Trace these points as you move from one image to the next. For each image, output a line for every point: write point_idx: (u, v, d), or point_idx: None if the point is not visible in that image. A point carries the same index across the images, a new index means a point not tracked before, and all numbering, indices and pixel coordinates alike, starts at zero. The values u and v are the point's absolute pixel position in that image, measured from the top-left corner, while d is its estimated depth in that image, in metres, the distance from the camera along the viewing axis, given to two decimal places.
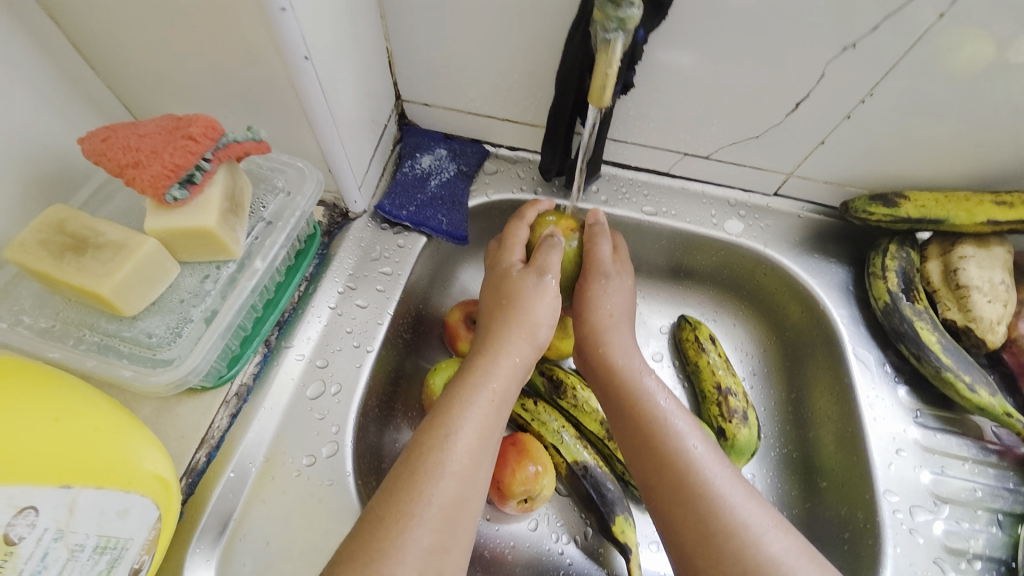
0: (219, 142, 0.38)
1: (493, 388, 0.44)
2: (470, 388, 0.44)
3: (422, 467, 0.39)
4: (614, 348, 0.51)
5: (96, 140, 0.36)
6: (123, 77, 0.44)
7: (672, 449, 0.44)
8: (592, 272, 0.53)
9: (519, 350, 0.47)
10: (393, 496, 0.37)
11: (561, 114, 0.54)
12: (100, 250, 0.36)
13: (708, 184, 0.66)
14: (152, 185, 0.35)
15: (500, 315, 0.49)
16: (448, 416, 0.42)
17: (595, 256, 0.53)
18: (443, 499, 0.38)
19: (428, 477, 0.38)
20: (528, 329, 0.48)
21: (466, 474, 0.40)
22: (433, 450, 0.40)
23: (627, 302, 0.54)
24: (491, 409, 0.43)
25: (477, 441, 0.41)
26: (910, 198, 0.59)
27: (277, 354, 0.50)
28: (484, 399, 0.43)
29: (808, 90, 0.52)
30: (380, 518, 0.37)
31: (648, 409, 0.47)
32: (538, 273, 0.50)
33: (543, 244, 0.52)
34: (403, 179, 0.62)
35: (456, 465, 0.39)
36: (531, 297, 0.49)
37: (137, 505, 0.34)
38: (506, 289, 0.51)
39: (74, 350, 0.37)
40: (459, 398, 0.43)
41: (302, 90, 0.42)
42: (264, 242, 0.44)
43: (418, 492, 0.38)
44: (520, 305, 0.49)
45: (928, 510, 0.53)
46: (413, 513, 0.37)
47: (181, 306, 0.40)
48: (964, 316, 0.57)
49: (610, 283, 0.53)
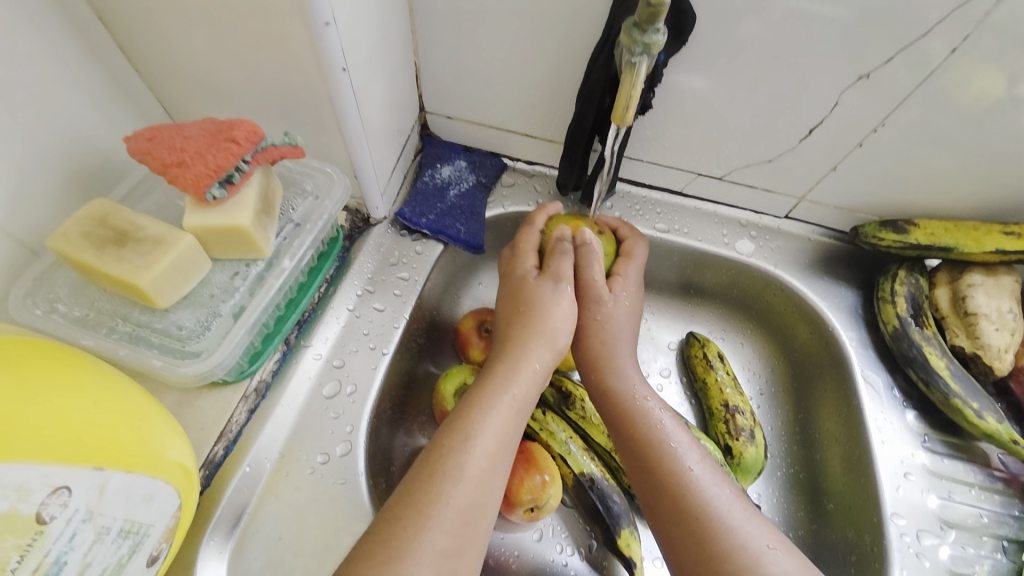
0: (258, 146, 0.40)
1: (513, 394, 0.45)
2: (490, 393, 0.44)
3: (440, 469, 0.39)
4: (619, 365, 0.51)
5: (142, 139, 0.38)
6: (166, 79, 0.46)
7: (675, 467, 0.45)
8: (586, 297, 0.54)
9: (538, 355, 0.48)
10: (411, 497, 0.38)
11: (581, 131, 0.56)
12: (139, 244, 0.37)
13: (721, 204, 0.68)
14: (194, 184, 0.37)
15: (517, 322, 0.50)
16: (468, 421, 0.42)
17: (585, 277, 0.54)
18: (459, 502, 0.39)
19: (446, 480, 0.39)
20: (547, 335, 0.49)
21: (484, 479, 0.40)
22: (450, 453, 0.40)
23: (627, 323, 0.54)
24: (511, 415, 0.44)
25: (495, 445, 0.42)
26: (919, 225, 0.60)
27: (295, 352, 0.51)
28: (504, 405, 0.44)
29: (821, 117, 0.54)
30: (397, 517, 0.37)
31: (652, 425, 0.47)
32: (553, 282, 0.52)
33: (555, 248, 0.54)
34: (423, 188, 0.64)
35: (473, 469, 0.40)
36: (548, 302, 0.51)
37: (161, 492, 0.34)
38: (522, 296, 0.52)
39: (106, 339, 0.38)
40: (479, 402, 0.44)
41: (337, 100, 0.44)
42: (292, 243, 0.45)
43: (435, 494, 0.38)
44: (540, 310, 0.50)
45: (935, 535, 0.53)
46: (429, 514, 0.37)
47: (211, 301, 0.41)
48: (972, 343, 0.58)
49: (604, 308, 0.53)
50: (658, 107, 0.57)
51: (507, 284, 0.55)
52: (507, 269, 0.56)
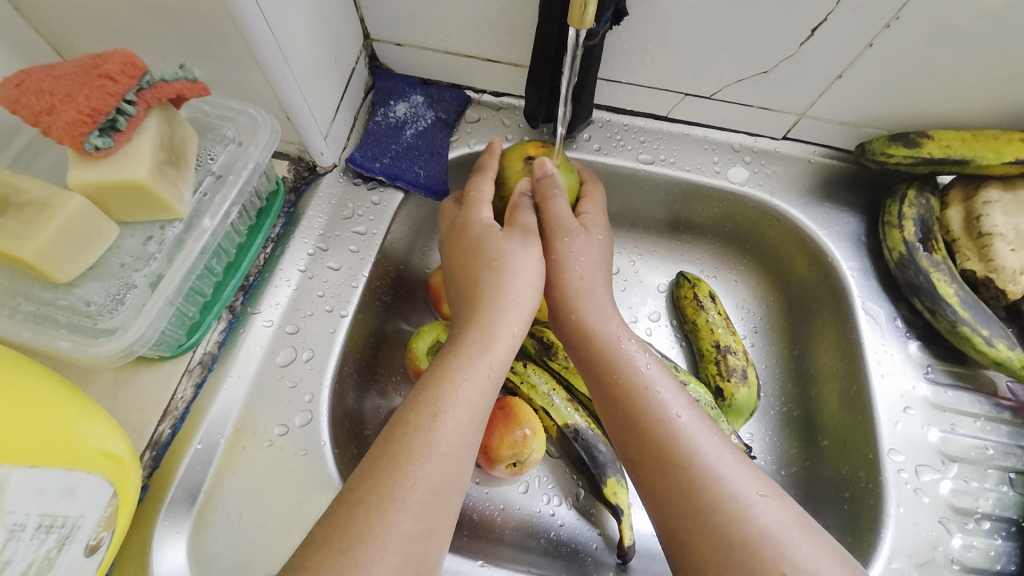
0: (143, 82, 0.33)
1: (490, 360, 0.41)
2: (463, 360, 0.41)
3: (406, 448, 0.36)
4: (588, 314, 0.47)
5: (8, 84, 0.32)
6: (40, 11, 0.39)
7: (655, 418, 0.41)
8: (552, 232, 0.50)
9: (513, 318, 0.44)
10: (373, 480, 0.35)
11: (547, 47, 0.49)
12: (20, 210, 0.32)
13: (711, 128, 0.61)
14: (68, 133, 0.31)
15: (482, 279, 0.46)
16: (436, 395, 0.38)
17: (551, 213, 0.50)
18: (427, 483, 0.35)
19: (412, 460, 0.35)
20: (519, 295, 0.45)
21: (455, 457, 0.37)
22: (417, 429, 0.37)
23: (597, 260, 0.50)
24: (487, 384, 0.40)
25: (468, 417, 0.39)
26: (933, 137, 0.53)
27: (243, 320, 0.47)
28: (478, 372, 0.40)
29: (827, 13, 0.46)
30: (359, 501, 0.34)
31: (629, 378, 0.43)
32: (523, 237, 0.48)
33: (517, 204, 0.50)
34: (376, 129, 0.57)
35: (443, 447, 0.37)
36: (518, 261, 0.46)
37: (84, 483, 0.32)
38: (490, 250, 0.47)
39: (8, 320, 0.34)
40: (447, 372, 0.40)
41: (242, 23, 0.37)
42: (213, 199, 0.39)
43: (399, 475, 0.35)
44: (511, 267, 0.46)
45: (935, 469, 0.50)
46: (395, 497, 0.34)
47: (122, 271, 0.36)
48: (985, 266, 0.53)
49: (575, 241, 0.50)
50: (635, 15, 0.49)
51: (459, 241, 0.49)
52: (457, 223, 0.50)
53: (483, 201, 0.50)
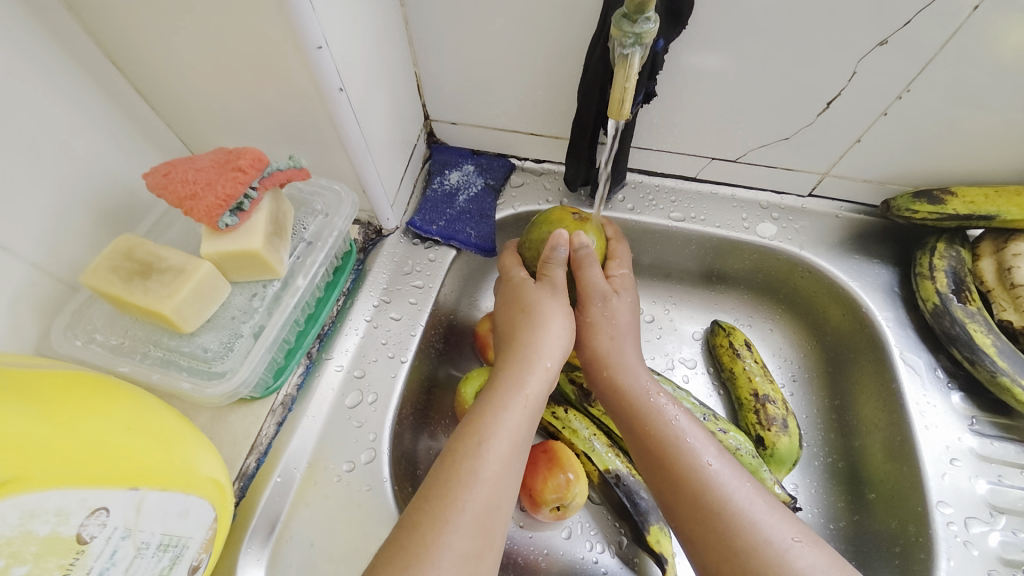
0: (265, 172, 0.42)
1: (525, 394, 0.45)
2: (503, 394, 0.44)
3: (457, 474, 0.40)
4: (619, 369, 0.50)
5: (158, 175, 0.40)
6: (180, 116, 0.49)
7: (687, 467, 0.43)
8: (587, 300, 0.52)
9: (547, 353, 0.48)
10: (429, 504, 0.39)
11: (585, 126, 0.55)
12: (162, 274, 0.40)
13: (737, 187, 0.65)
14: (207, 214, 0.39)
15: (522, 323, 0.50)
16: (481, 424, 0.42)
17: (585, 282, 0.52)
18: (475, 507, 0.39)
19: (462, 485, 0.39)
20: (557, 341, 0.49)
21: (498, 484, 0.40)
22: (466, 456, 0.41)
23: (630, 320, 0.53)
24: (524, 416, 0.44)
25: (508, 448, 0.42)
26: (957, 194, 0.56)
27: (318, 365, 0.53)
28: (516, 405, 0.44)
29: (838, 89, 0.51)
30: (416, 524, 0.38)
31: (658, 428, 0.46)
32: (551, 289, 0.51)
33: (548, 259, 0.52)
34: (433, 196, 0.65)
35: (488, 473, 0.40)
36: (550, 313, 0.50)
37: (196, 506, 0.37)
38: (523, 300, 0.51)
39: (141, 364, 0.42)
40: (492, 404, 0.44)
41: (338, 120, 0.45)
42: (305, 262, 0.47)
43: (451, 500, 0.38)
44: (545, 317, 0.49)
45: (985, 522, 0.49)
46: (447, 520, 0.38)
47: (232, 322, 0.43)
48: (1022, 317, 0.53)
49: (609, 304, 0.52)
50: (663, 94, 0.56)
51: (504, 296, 0.54)
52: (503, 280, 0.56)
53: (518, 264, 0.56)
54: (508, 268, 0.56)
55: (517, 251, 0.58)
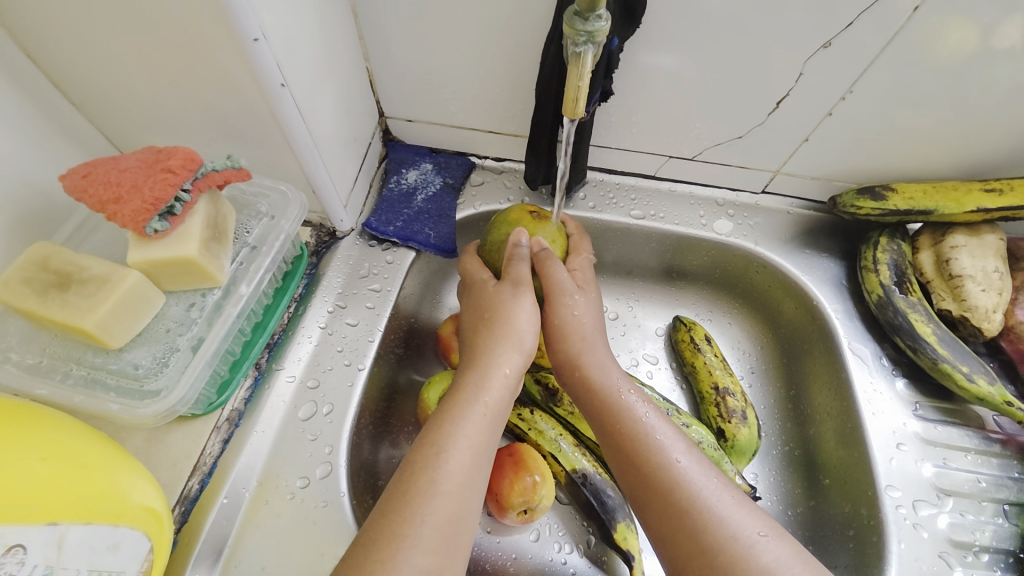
0: (199, 173, 0.39)
1: (485, 402, 0.44)
2: (462, 403, 0.43)
3: (417, 485, 0.38)
4: (591, 366, 0.49)
5: (76, 176, 0.36)
6: (104, 111, 0.45)
7: (657, 464, 0.43)
8: (552, 293, 0.51)
9: (507, 360, 0.47)
10: (388, 518, 0.37)
11: (543, 123, 0.54)
12: (84, 285, 0.36)
13: (695, 185, 0.66)
14: (133, 219, 0.36)
15: (483, 330, 0.49)
16: (441, 433, 0.41)
17: (550, 277, 0.51)
18: (436, 519, 0.37)
19: (421, 496, 0.38)
20: (515, 340, 0.48)
21: (460, 494, 0.39)
22: (426, 469, 0.39)
23: (596, 318, 0.53)
24: (485, 424, 0.43)
25: (470, 457, 0.41)
26: (897, 190, 0.58)
27: (268, 376, 0.50)
28: (477, 414, 0.43)
29: (788, 89, 0.52)
30: (375, 539, 0.36)
31: (629, 426, 0.46)
32: (514, 288, 0.50)
33: (511, 255, 0.51)
34: (389, 195, 0.62)
35: (448, 485, 0.39)
36: (512, 311, 0.49)
37: (128, 538, 0.34)
38: (488, 303, 0.50)
39: (62, 385, 0.38)
40: (452, 413, 0.42)
41: (281, 117, 0.43)
42: (249, 267, 0.44)
43: (411, 513, 0.37)
44: (507, 318, 0.49)
45: (932, 504, 0.52)
46: (406, 534, 0.36)
47: (167, 336, 0.40)
48: (959, 306, 0.56)
49: (574, 303, 0.51)
50: (620, 92, 0.56)
51: (469, 300, 0.53)
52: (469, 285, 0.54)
53: (479, 267, 0.54)
54: (472, 270, 0.54)
55: (478, 256, 0.57)
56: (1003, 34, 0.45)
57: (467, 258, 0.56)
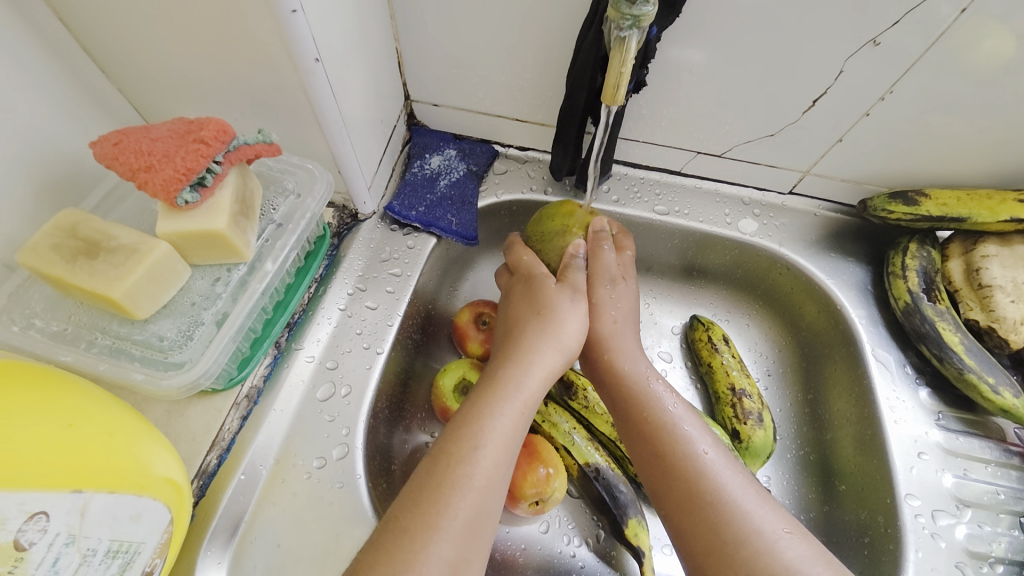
0: (230, 145, 0.38)
1: (524, 399, 0.43)
2: (499, 396, 0.43)
3: (448, 477, 0.38)
4: (620, 355, 0.49)
5: (107, 143, 0.36)
6: (136, 81, 0.45)
7: (682, 456, 0.43)
8: (598, 277, 0.52)
9: (549, 360, 0.46)
10: (415, 507, 0.37)
11: (572, 113, 0.53)
12: (112, 254, 0.36)
13: (721, 182, 0.65)
14: (163, 189, 0.35)
15: (531, 324, 0.48)
16: (475, 426, 0.41)
17: (600, 262, 0.52)
18: (467, 512, 0.37)
19: (452, 489, 0.37)
20: (561, 341, 0.47)
21: (490, 488, 0.39)
22: (459, 461, 0.39)
23: (632, 307, 0.53)
24: (520, 420, 0.42)
25: (502, 452, 0.40)
26: (930, 196, 0.57)
27: (287, 356, 0.50)
28: (513, 410, 0.43)
29: (826, 86, 0.51)
30: (402, 528, 0.36)
31: (656, 417, 0.45)
32: (572, 293, 0.50)
33: (569, 263, 0.52)
34: (412, 180, 0.62)
35: (481, 479, 0.39)
36: (567, 313, 0.49)
37: (149, 509, 0.34)
38: (541, 299, 0.49)
39: (86, 353, 0.38)
40: (487, 406, 0.42)
41: (313, 93, 0.42)
42: (275, 244, 0.44)
43: (440, 504, 0.37)
44: (559, 317, 0.48)
45: (951, 514, 0.51)
46: (436, 525, 0.36)
47: (192, 309, 0.40)
48: (987, 316, 0.56)
49: (617, 290, 0.53)
50: (650, 85, 0.55)
51: (520, 293, 0.52)
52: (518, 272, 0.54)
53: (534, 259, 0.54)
54: (520, 263, 0.54)
55: (526, 245, 0.57)
56: None
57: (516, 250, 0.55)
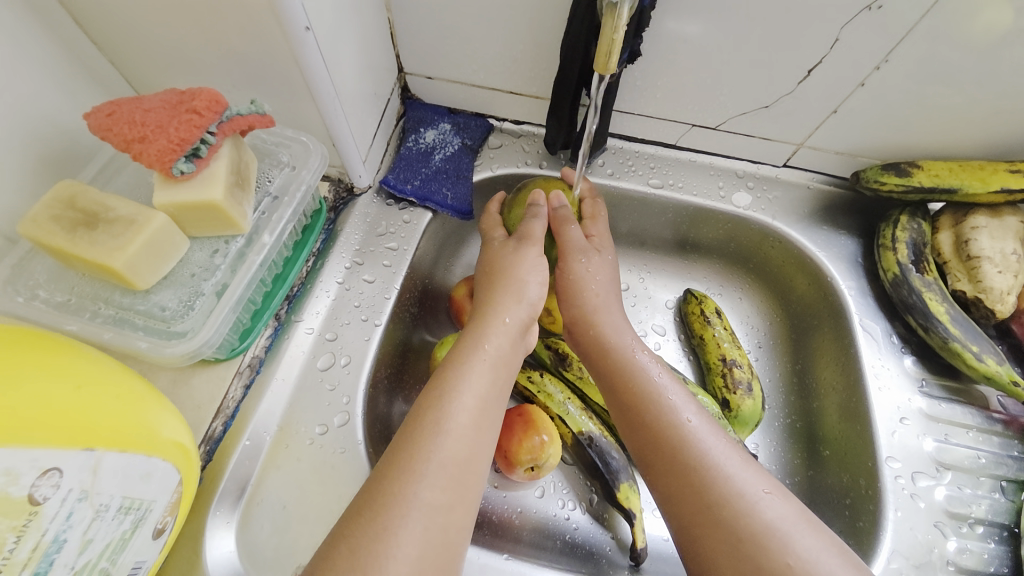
0: (223, 116, 0.39)
1: (489, 353, 0.45)
2: (465, 354, 0.45)
3: (424, 428, 0.39)
4: (606, 327, 0.52)
5: (101, 114, 0.36)
6: (127, 52, 0.44)
7: (668, 423, 0.45)
8: (569, 254, 0.54)
9: (510, 313, 0.48)
10: (397, 457, 0.38)
11: (566, 85, 0.53)
12: (111, 225, 0.36)
13: (716, 155, 0.65)
14: (159, 159, 0.36)
15: (487, 285, 0.51)
16: (448, 383, 0.42)
17: (567, 237, 0.54)
18: (443, 458, 0.38)
19: (429, 437, 0.39)
20: (515, 288, 0.49)
21: (466, 436, 0.40)
22: (434, 413, 0.40)
23: (610, 278, 0.55)
24: (489, 373, 0.44)
25: (476, 404, 0.42)
26: (923, 167, 0.57)
27: (287, 328, 0.51)
28: (479, 363, 0.44)
29: (821, 57, 0.51)
30: (385, 476, 0.37)
31: (643, 385, 0.47)
32: (517, 245, 0.53)
33: (528, 213, 0.54)
34: (407, 154, 0.62)
35: (454, 426, 0.40)
36: (512, 266, 0.51)
37: (158, 470, 0.35)
38: (490, 264, 0.53)
39: (91, 323, 0.39)
40: (456, 364, 0.44)
41: (305, 64, 0.42)
42: (271, 217, 0.44)
43: (420, 453, 0.38)
44: (509, 272, 0.51)
45: (931, 476, 0.53)
46: (416, 470, 0.37)
47: (192, 280, 0.41)
48: (974, 287, 0.57)
49: (591, 261, 0.54)
50: (647, 56, 0.54)
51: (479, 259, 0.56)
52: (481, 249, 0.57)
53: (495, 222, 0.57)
54: (487, 228, 0.57)
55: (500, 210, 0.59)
56: None
57: (485, 213, 0.59)
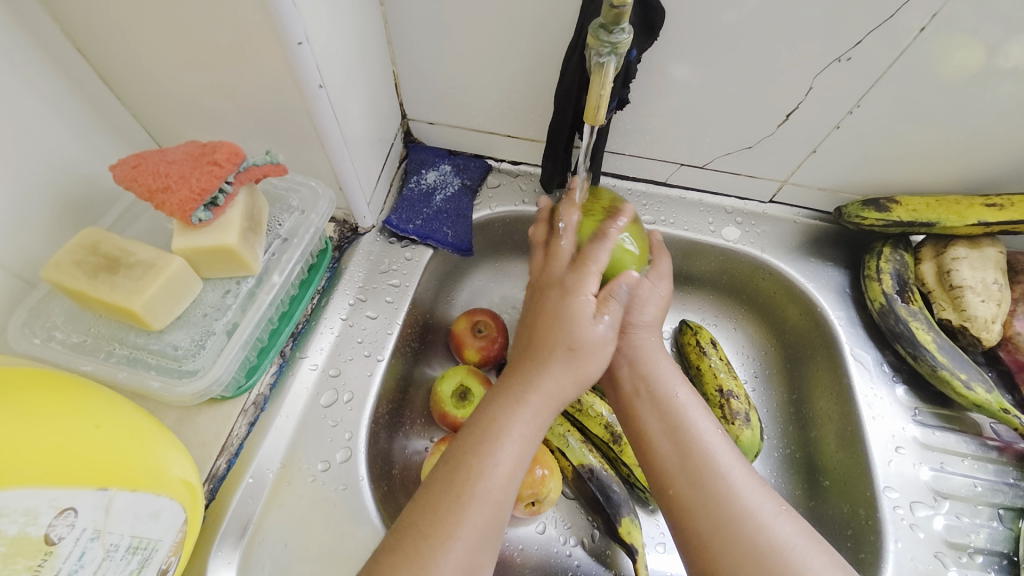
0: (241, 167, 0.41)
1: (540, 416, 0.43)
2: (513, 411, 0.42)
3: (463, 491, 0.39)
4: (644, 346, 0.50)
5: (127, 166, 0.38)
6: (150, 107, 0.48)
7: (696, 445, 0.44)
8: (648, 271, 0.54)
9: (565, 384, 0.44)
10: (433, 516, 0.38)
11: (560, 130, 0.56)
12: (131, 269, 0.38)
13: (705, 192, 0.68)
14: (180, 208, 0.38)
15: (560, 355, 0.44)
16: (490, 441, 0.41)
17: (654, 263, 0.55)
18: (480, 523, 0.38)
19: (469, 501, 0.39)
20: (583, 376, 0.44)
21: (501, 500, 0.40)
22: (475, 474, 0.40)
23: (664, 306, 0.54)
24: (533, 435, 0.42)
25: (514, 463, 0.41)
26: (901, 203, 0.60)
27: (292, 364, 0.52)
28: (527, 424, 0.42)
29: (796, 102, 0.54)
30: (420, 535, 0.38)
31: (667, 406, 0.47)
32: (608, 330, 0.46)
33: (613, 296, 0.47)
34: (409, 195, 0.64)
35: (494, 491, 0.40)
36: (596, 349, 0.44)
37: (167, 508, 0.36)
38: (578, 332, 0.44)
39: (105, 363, 0.40)
40: (502, 424, 0.42)
41: (317, 116, 0.45)
42: (281, 258, 0.47)
43: (458, 516, 0.38)
44: (588, 354, 0.44)
45: (928, 506, 0.54)
46: (453, 534, 0.38)
47: (204, 320, 0.42)
48: (959, 316, 0.58)
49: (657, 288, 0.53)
50: (635, 102, 0.58)
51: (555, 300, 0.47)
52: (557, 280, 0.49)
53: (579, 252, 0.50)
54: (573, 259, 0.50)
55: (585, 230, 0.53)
56: (1009, 52, 0.46)
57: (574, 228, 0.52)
